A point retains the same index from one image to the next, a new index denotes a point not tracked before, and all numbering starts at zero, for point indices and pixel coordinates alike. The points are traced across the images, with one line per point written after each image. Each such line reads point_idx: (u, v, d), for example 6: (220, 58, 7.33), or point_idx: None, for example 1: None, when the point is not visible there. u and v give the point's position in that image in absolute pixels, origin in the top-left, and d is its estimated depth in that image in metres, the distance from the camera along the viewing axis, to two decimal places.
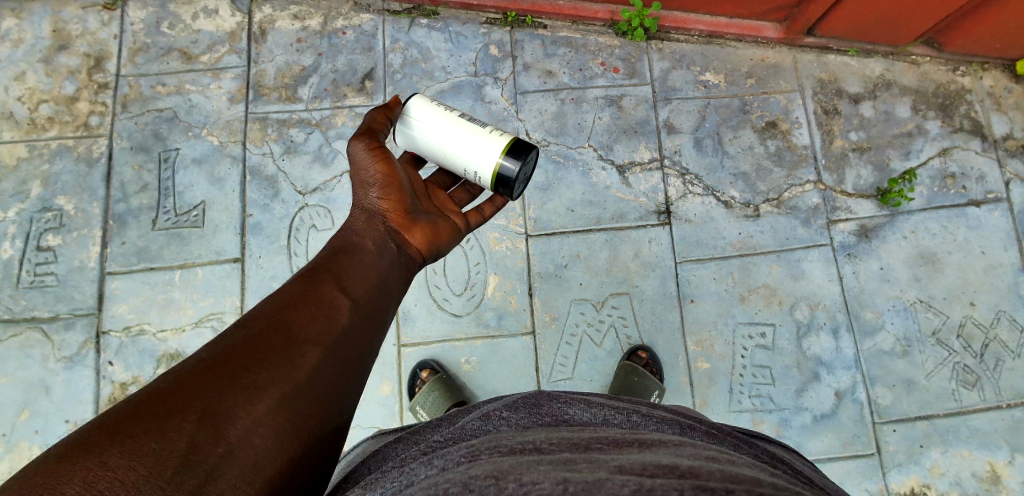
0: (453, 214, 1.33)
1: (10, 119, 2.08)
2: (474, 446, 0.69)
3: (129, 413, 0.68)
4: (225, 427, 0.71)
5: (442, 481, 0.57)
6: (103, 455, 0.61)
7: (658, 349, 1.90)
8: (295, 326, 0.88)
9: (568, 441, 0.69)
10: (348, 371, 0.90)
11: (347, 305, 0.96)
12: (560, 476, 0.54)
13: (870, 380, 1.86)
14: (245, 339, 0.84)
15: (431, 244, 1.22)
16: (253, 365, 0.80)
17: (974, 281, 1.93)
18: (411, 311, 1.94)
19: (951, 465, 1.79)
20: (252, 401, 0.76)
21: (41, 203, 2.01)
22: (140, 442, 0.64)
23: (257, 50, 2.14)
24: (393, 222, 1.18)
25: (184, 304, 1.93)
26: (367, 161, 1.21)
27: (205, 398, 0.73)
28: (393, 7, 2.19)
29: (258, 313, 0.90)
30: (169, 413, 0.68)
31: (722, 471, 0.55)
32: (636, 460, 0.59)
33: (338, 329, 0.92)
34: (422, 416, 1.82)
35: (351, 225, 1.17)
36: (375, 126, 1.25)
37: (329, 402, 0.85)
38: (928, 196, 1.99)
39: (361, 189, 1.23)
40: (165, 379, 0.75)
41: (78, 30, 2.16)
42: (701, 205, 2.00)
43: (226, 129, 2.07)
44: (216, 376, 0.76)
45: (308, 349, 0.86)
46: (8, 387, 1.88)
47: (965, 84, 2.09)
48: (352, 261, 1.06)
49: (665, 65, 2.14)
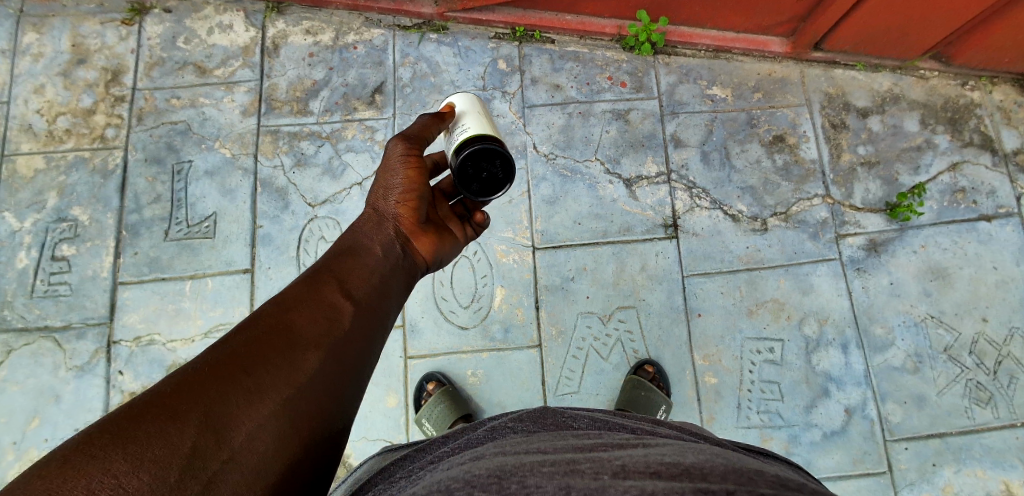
0: (454, 223, 1.35)
1: (29, 131, 2.13)
2: (481, 450, 0.71)
3: (131, 415, 0.68)
4: (226, 432, 0.73)
5: (446, 480, 0.59)
6: (106, 461, 0.62)
7: (665, 363, 1.89)
8: (298, 328, 0.89)
9: (571, 442, 0.70)
10: (348, 373, 0.91)
11: (349, 307, 0.97)
12: (561, 478, 0.56)
13: (881, 396, 1.84)
14: (248, 339, 0.84)
15: (434, 251, 1.25)
16: (255, 368, 0.80)
17: (986, 296, 1.91)
18: (418, 323, 1.94)
19: (965, 484, 1.76)
20: (254, 405, 0.77)
21: (56, 213, 2.05)
22: (142, 447, 0.65)
23: (270, 64, 2.18)
24: (403, 228, 1.20)
25: (194, 313, 1.95)
26: (398, 164, 1.24)
27: (207, 401, 0.73)
28: (403, 22, 2.23)
29: (260, 314, 0.90)
30: (171, 416, 0.69)
31: (725, 471, 0.57)
32: (638, 459, 0.60)
33: (339, 330, 0.93)
34: (427, 429, 1.82)
35: (359, 225, 1.19)
36: (421, 133, 1.28)
37: (329, 406, 0.86)
38: (938, 210, 1.98)
39: (379, 191, 1.25)
40: (166, 381, 0.75)
41: (96, 45, 2.21)
42: (708, 219, 2.00)
43: (238, 141, 2.10)
44: (218, 379, 0.77)
45: (310, 352, 0.87)
46: (19, 394, 1.90)
47: (974, 99, 2.09)
48: (356, 263, 1.08)
49: (672, 80, 2.15)
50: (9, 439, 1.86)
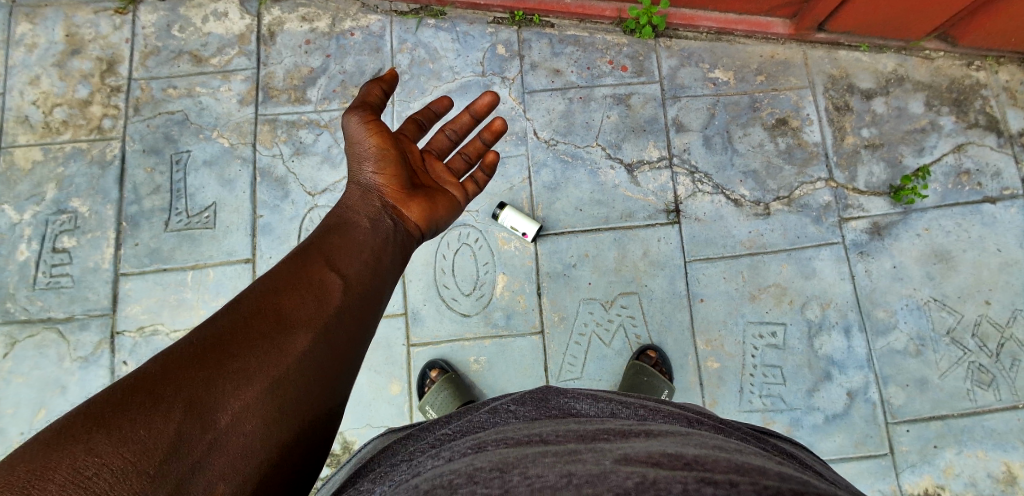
0: (452, 187, 1.38)
1: (26, 122, 2.12)
2: (482, 438, 0.71)
3: (118, 399, 0.72)
4: (213, 414, 0.76)
5: (448, 473, 0.59)
6: (89, 444, 0.66)
7: (667, 348, 1.89)
8: (286, 308, 0.94)
9: (573, 431, 0.70)
10: (339, 353, 0.94)
11: (338, 286, 1.01)
12: (563, 468, 0.56)
13: (882, 379, 1.84)
14: (236, 322, 0.89)
15: (429, 218, 1.29)
16: (243, 349, 0.84)
17: (989, 279, 1.90)
18: (420, 311, 1.94)
19: (965, 465, 1.77)
20: (241, 387, 0.81)
21: (56, 205, 2.04)
22: (125, 431, 0.69)
23: (267, 52, 2.16)
24: (389, 198, 1.25)
25: (196, 304, 1.96)
26: (361, 134, 1.26)
27: (194, 384, 0.78)
28: (400, 7, 2.20)
29: (249, 296, 0.95)
30: (158, 401, 0.73)
31: (727, 462, 0.56)
32: (641, 450, 0.60)
33: (328, 310, 0.97)
34: (431, 415, 1.82)
35: (346, 201, 1.25)
36: (369, 99, 1.29)
37: (319, 384, 0.89)
38: (942, 193, 1.96)
39: (357, 165, 1.29)
40: (155, 365, 0.80)
41: (90, 34, 2.19)
42: (710, 204, 1.99)
43: (236, 130, 2.09)
44: (205, 362, 0.81)
45: (298, 331, 0.91)
46: (24, 386, 1.91)
47: (980, 79, 2.06)
48: (345, 239, 1.14)
49: (674, 63, 2.12)
50: (16, 430, 1.88)
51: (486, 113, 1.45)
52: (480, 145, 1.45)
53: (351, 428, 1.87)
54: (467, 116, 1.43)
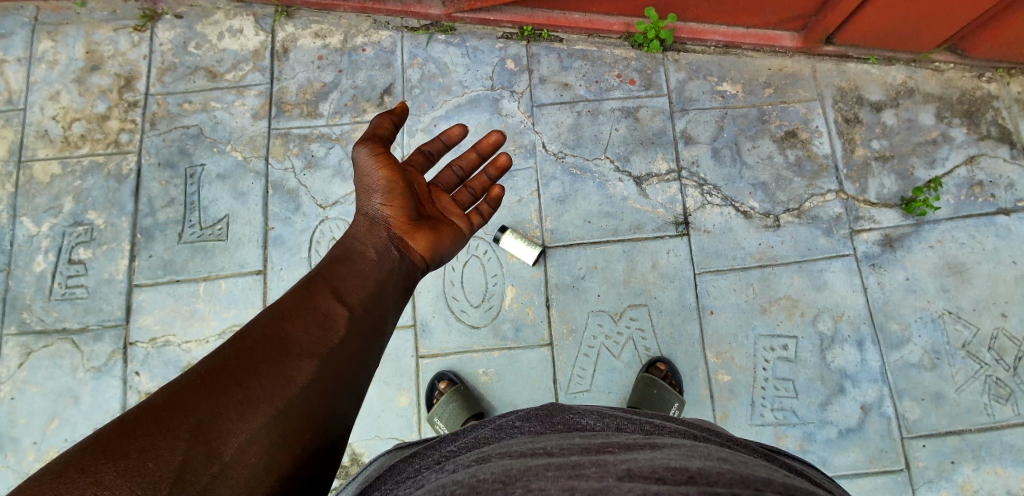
0: (456, 216, 1.39)
1: (45, 137, 2.17)
2: (486, 452, 0.72)
3: (125, 429, 0.74)
4: (218, 446, 0.77)
5: (450, 484, 0.59)
6: (96, 476, 0.67)
7: (678, 361, 1.88)
8: (292, 338, 0.95)
9: (579, 443, 0.70)
10: (342, 381, 0.95)
11: (344, 315, 1.03)
12: (565, 482, 0.56)
13: (897, 393, 1.81)
14: (243, 351, 0.90)
15: (433, 247, 1.30)
16: (248, 380, 0.86)
17: (1005, 292, 1.87)
18: (429, 322, 1.95)
19: (984, 482, 1.73)
20: (246, 418, 0.82)
21: (72, 217, 2.08)
22: (133, 462, 0.70)
23: (280, 68, 2.20)
24: (395, 229, 1.27)
25: (208, 315, 1.98)
26: (369, 166, 1.29)
27: (201, 415, 0.79)
28: (411, 23, 2.23)
29: (257, 324, 0.97)
30: (165, 431, 0.75)
31: (732, 477, 0.57)
32: (645, 463, 0.60)
33: (333, 340, 0.98)
34: (439, 428, 1.82)
35: (353, 230, 1.27)
36: (379, 131, 1.31)
37: (323, 416, 0.90)
38: (955, 204, 1.95)
39: (365, 196, 1.32)
40: (163, 394, 0.81)
41: (109, 51, 2.24)
42: (719, 216, 1.98)
43: (250, 144, 2.12)
44: (213, 392, 0.82)
45: (303, 362, 0.92)
46: (39, 396, 1.93)
47: (991, 91, 2.05)
48: (351, 268, 1.16)
49: (682, 76, 2.13)
50: (29, 440, 1.89)
51: (492, 150, 1.48)
52: (486, 180, 1.48)
53: (360, 440, 1.87)
54: (473, 153, 1.46)
